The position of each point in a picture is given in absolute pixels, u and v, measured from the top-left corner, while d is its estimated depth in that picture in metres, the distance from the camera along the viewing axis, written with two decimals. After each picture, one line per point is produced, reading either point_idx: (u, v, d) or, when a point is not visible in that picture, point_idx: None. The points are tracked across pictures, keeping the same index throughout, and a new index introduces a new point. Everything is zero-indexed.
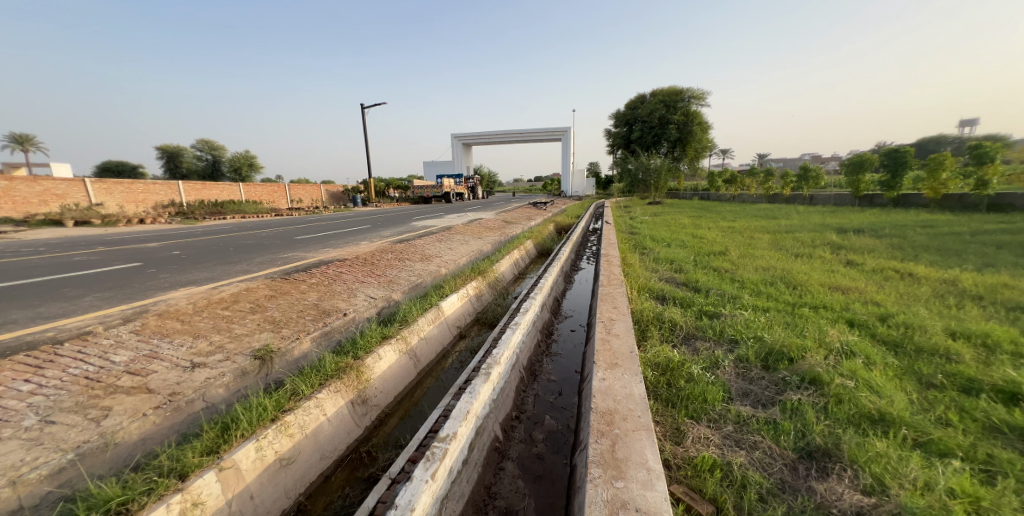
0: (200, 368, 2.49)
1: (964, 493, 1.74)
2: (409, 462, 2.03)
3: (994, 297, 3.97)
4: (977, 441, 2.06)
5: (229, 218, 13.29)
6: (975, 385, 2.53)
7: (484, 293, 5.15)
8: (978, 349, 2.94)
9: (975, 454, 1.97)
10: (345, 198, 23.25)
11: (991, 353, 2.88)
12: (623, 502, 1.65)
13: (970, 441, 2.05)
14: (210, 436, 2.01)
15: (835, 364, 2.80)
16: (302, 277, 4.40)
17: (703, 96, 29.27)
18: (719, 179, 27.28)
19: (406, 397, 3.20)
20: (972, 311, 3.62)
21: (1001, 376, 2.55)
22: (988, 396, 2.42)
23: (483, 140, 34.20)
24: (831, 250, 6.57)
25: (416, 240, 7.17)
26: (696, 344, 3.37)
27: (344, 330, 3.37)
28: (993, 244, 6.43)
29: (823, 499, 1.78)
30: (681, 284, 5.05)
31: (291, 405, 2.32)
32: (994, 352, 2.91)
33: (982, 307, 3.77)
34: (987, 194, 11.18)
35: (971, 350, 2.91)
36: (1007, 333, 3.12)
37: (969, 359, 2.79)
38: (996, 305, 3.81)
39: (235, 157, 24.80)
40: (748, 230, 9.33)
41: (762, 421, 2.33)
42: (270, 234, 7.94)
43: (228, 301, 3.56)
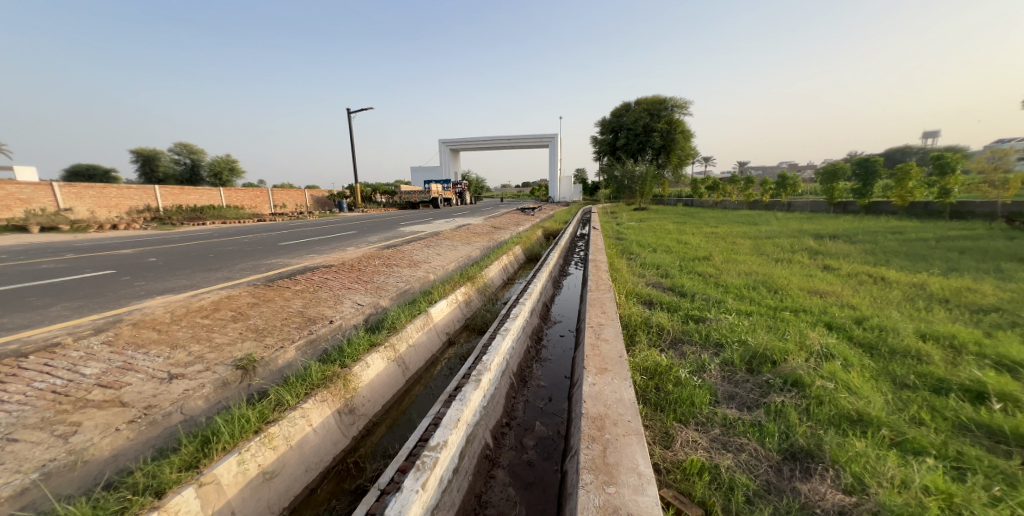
0: (177, 380, 2.39)
1: (938, 491, 1.79)
2: (399, 472, 1.99)
3: (959, 300, 4.14)
4: (948, 439, 2.13)
5: (208, 224, 12.94)
6: (944, 385, 2.62)
7: (473, 299, 5.12)
8: (947, 351, 3.04)
9: (946, 452, 2.03)
10: (331, 203, 22.91)
11: (959, 354, 2.99)
12: (615, 507, 1.64)
13: (942, 440, 2.12)
14: (190, 449, 1.93)
15: (816, 366, 2.86)
16: (287, 284, 4.31)
17: (685, 105, 29.87)
18: (702, 186, 27.85)
19: (394, 404, 3.14)
20: (940, 314, 3.77)
21: (969, 376, 2.63)
22: (958, 396, 2.50)
23: (469, 146, 34.26)
24: (809, 255, 6.75)
25: (404, 246, 7.09)
26: (683, 348, 3.40)
27: (330, 338, 3.30)
28: (958, 250, 6.70)
29: (807, 500, 1.80)
30: (667, 289, 5.12)
31: (275, 416, 2.24)
32: (961, 353, 3.03)
33: (948, 310, 3.92)
34: (950, 202, 11.67)
35: (940, 351, 3.02)
36: (973, 335, 3.24)
37: (939, 360, 2.89)
38: (962, 307, 3.97)
39: (215, 161, 24.20)
40: (731, 236, 9.55)
41: (748, 424, 2.36)
42: (253, 240, 7.76)
43: (208, 310, 3.44)
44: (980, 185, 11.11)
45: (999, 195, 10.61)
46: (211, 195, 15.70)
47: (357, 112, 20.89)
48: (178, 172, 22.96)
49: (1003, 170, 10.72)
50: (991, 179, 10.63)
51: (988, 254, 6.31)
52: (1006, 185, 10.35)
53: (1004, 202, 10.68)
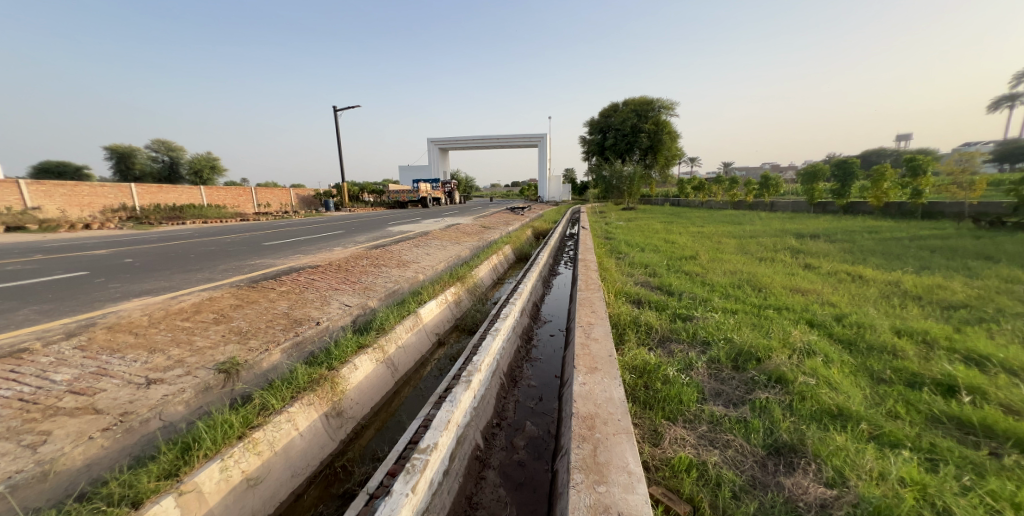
0: (156, 385, 2.30)
1: (913, 482, 1.83)
2: (389, 476, 1.96)
3: (931, 297, 4.27)
4: (922, 431, 2.18)
5: (188, 224, 12.61)
6: (919, 379, 2.69)
7: (463, 299, 5.08)
8: (921, 346, 3.13)
9: (921, 444, 2.08)
10: (318, 202, 22.53)
11: (932, 349, 3.08)
12: (606, 507, 1.64)
13: (917, 432, 2.17)
14: (169, 457, 1.86)
15: (798, 362, 2.91)
16: (271, 285, 4.21)
17: (672, 106, 30.22)
18: (688, 186, 28.24)
19: (383, 406, 3.10)
20: (913, 310, 3.88)
21: (941, 370, 2.71)
22: (931, 389, 2.58)
23: (458, 145, 34.10)
24: (791, 254, 6.89)
25: (392, 246, 7.01)
26: (671, 346, 3.43)
27: (317, 340, 3.23)
28: (929, 248, 6.93)
29: (790, 494, 1.83)
30: (655, 288, 5.16)
31: (260, 420, 2.19)
32: (934, 347, 3.12)
33: (921, 307, 4.04)
34: (921, 203, 12.06)
35: (914, 346, 3.11)
36: (944, 330, 3.34)
37: (913, 355, 2.98)
38: (934, 304, 4.09)
39: (194, 158, 23.67)
40: (716, 235, 9.69)
41: (733, 420, 2.38)
42: (236, 240, 7.56)
43: (189, 312, 3.34)
44: (949, 186, 11.51)
45: (966, 196, 11.03)
46: (190, 194, 15.29)
47: (342, 110, 20.59)
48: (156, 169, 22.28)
49: (971, 171, 11.13)
50: (960, 181, 11.04)
51: (957, 253, 6.53)
52: (973, 186, 10.75)
53: (972, 203, 11.09)
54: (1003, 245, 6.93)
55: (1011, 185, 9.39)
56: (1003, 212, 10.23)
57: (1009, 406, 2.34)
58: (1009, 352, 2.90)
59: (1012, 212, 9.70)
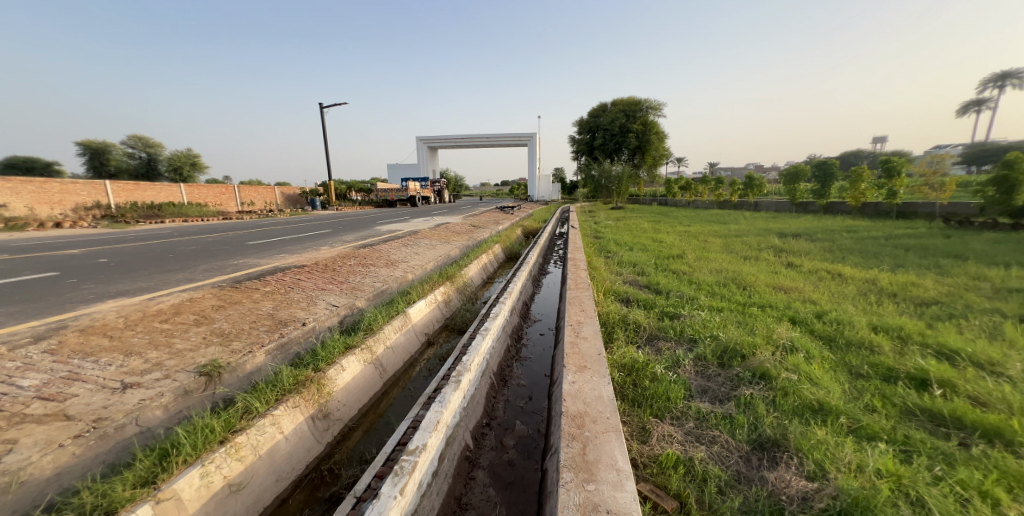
0: (132, 389, 2.22)
1: (889, 473, 1.88)
2: (376, 479, 1.93)
3: (905, 294, 4.40)
4: (898, 424, 2.24)
5: (167, 222, 12.27)
6: (894, 373, 2.77)
7: (452, 299, 5.04)
8: (896, 341, 3.22)
9: (896, 436, 2.14)
10: (303, 201, 22.17)
11: (906, 344, 3.17)
12: (594, 505, 1.63)
13: (892, 425, 2.23)
14: (147, 464, 1.81)
15: (781, 359, 2.96)
16: (255, 285, 4.11)
17: (659, 106, 30.56)
18: (674, 186, 28.60)
19: (371, 408, 3.06)
20: (889, 307, 3.99)
21: (914, 364, 2.79)
22: (906, 383, 2.65)
23: (447, 143, 33.91)
24: (774, 253, 7.04)
25: (380, 245, 6.93)
26: (659, 344, 3.46)
27: (302, 341, 3.16)
28: (903, 247, 7.16)
29: (773, 487, 1.86)
30: (643, 286, 5.21)
31: (242, 424, 2.13)
32: (908, 342, 3.21)
33: (896, 304, 4.16)
34: (896, 203, 12.46)
35: (890, 341, 3.20)
36: (918, 326, 3.44)
37: (889, 351, 3.06)
38: (907, 300, 4.22)
39: (173, 155, 23.06)
40: (702, 235, 9.85)
41: (719, 416, 2.41)
42: (217, 240, 7.38)
43: (168, 313, 3.24)
44: (922, 187, 11.91)
45: (938, 196, 11.43)
46: (169, 192, 14.88)
47: (328, 107, 20.29)
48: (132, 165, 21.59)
49: (941, 173, 11.55)
50: (931, 182, 11.44)
51: (929, 251, 6.76)
52: (943, 187, 11.15)
53: (942, 203, 11.49)
54: (972, 244, 7.19)
55: (979, 186, 9.76)
56: (971, 212, 10.62)
57: (977, 398, 2.43)
58: (978, 347, 3.00)
59: (979, 212, 10.09)
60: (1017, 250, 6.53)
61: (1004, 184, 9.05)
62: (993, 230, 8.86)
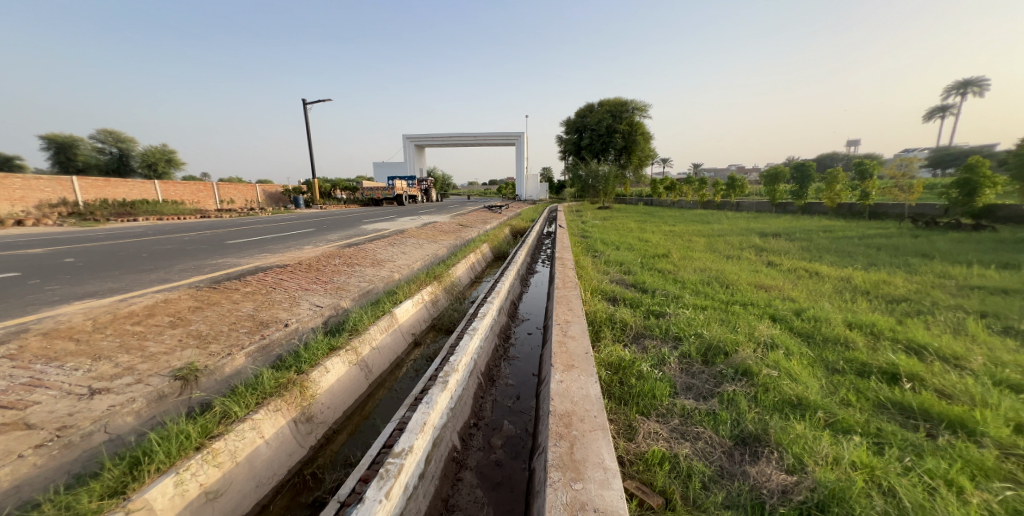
0: (100, 395, 2.13)
1: (863, 465, 1.92)
2: (361, 483, 1.89)
3: (877, 292, 4.54)
4: (871, 417, 2.31)
5: (140, 221, 11.84)
6: (867, 368, 2.85)
7: (439, 298, 4.99)
8: (870, 337, 3.32)
9: (869, 429, 2.20)
10: (286, 199, 21.71)
11: (878, 340, 3.27)
12: (582, 504, 1.63)
13: (866, 418, 2.29)
14: (115, 473, 1.73)
15: (762, 355, 3.01)
16: (235, 285, 4.00)
17: (644, 108, 30.90)
18: (660, 186, 28.97)
19: (357, 410, 3.00)
20: (863, 304, 4.11)
21: (886, 359, 2.88)
22: (879, 377, 2.73)
23: (434, 142, 33.66)
24: (755, 252, 7.18)
25: (365, 245, 6.82)
26: (645, 342, 3.49)
27: (285, 343, 3.08)
28: (876, 246, 7.39)
29: (755, 482, 1.89)
30: (629, 285, 5.25)
31: (220, 429, 2.06)
32: (880, 337, 3.31)
33: (869, 301, 4.29)
34: (868, 204, 12.88)
35: (863, 337, 3.30)
36: (889, 322, 3.55)
37: (863, 346, 3.15)
38: (879, 298, 4.35)
39: (148, 150, 22.30)
40: (686, 234, 10.00)
41: (703, 413, 2.44)
42: (195, 239, 7.16)
43: (140, 315, 3.12)
44: (893, 189, 12.35)
45: (906, 198, 11.88)
46: (143, 188, 14.40)
47: (311, 104, 19.89)
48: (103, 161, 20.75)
49: (910, 176, 12.00)
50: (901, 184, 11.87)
51: (900, 250, 6.99)
52: (912, 189, 11.58)
53: (910, 204, 11.94)
54: (938, 243, 7.48)
55: (944, 188, 10.16)
56: (937, 213, 11.06)
57: (944, 391, 2.51)
58: (944, 341, 3.12)
59: (944, 213, 10.53)
60: (979, 248, 6.82)
61: (966, 187, 9.46)
62: (956, 230, 9.25)
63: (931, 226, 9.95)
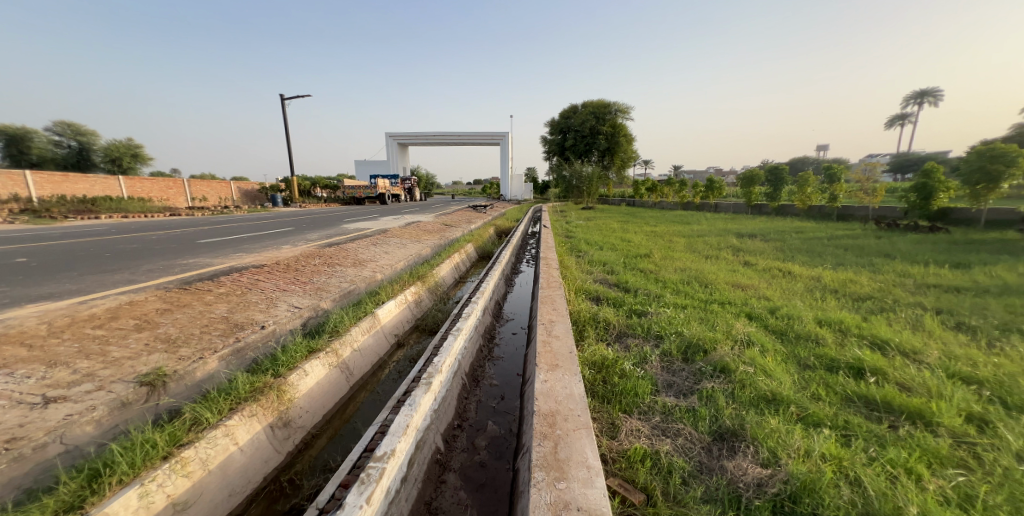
0: (56, 404, 2.00)
1: (832, 456, 1.98)
2: (341, 488, 1.83)
3: (845, 290, 4.71)
4: (840, 410, 2.38)
5: (103, 218, 11.30)
6: (836, 363, 2.94)
7: (423, 299, 4.92)
8: (839, 334, 3.43)
9: (838, 421, 2.27)
10: (263, 197, 21.10)
11: (846, 336, 3.39)
12: (565, 503, 1.62)
13: (835, 412, 2.36)
14: (72, 487, 1.63)
15: (740, 352, 3.08)
16: (208, 286, 3.84)
17: (627, 110, 31.31)
18: (642, 187, 29.39)
19: (337, 413, 2.92)
20: (832, 302, 4.26)
21: (853, 354, 2.98)
22: (848, 372, 2.82)
23: (417, 141, 33.31)
24: (732, 252, 7.36)
25: (346, 244, 6.68)
26: (628, 341, 3.52)
27: (261, 345, 2.97)
28: (843, 246, 7.69)
29: (732, 476, 1.92)
30: (613, 284, 5.30)
31: (190, 437, 1.97)
32: (848, 334, 3.43)
33: (838, 298, 4.45)
34: (836, 207, 13.41)
35: (833, 334, 3.41)
36: (855, 319, 3.69)
37: (832, 342, 3.26)
38: (847, 296, 4.52)
39: (110, 145, 21.27)
40: (667, 234, 10.18)
41: (684, 410, 2.47)
42: (165, 238, 6.87)
43: (102, 319, 2.96)
44: (859, 192, 12.88)
45: (870, 201, 12.42)
46: (106, 184, 13.74)
47: (289, 99, 19.36)
48: (62, 154, 19.70)
49: (873, 180, 12.55)
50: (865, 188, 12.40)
51: (866, 250, 7.28)
52: (875, 193, 12.11)
53: (875, 207, 12.48)
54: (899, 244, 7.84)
55: (904, 192, 10.65)
56: (897, 215, 11.61)
57: (904, 384, 2.62)
58: (905, 337, 3.26)
59: (904, 215, 11.06)
60: (934, 249, 7.19)
61: (923, 191, 9.96)
62: (914, 231, 9.74)
63: (891, 226, 10.45)
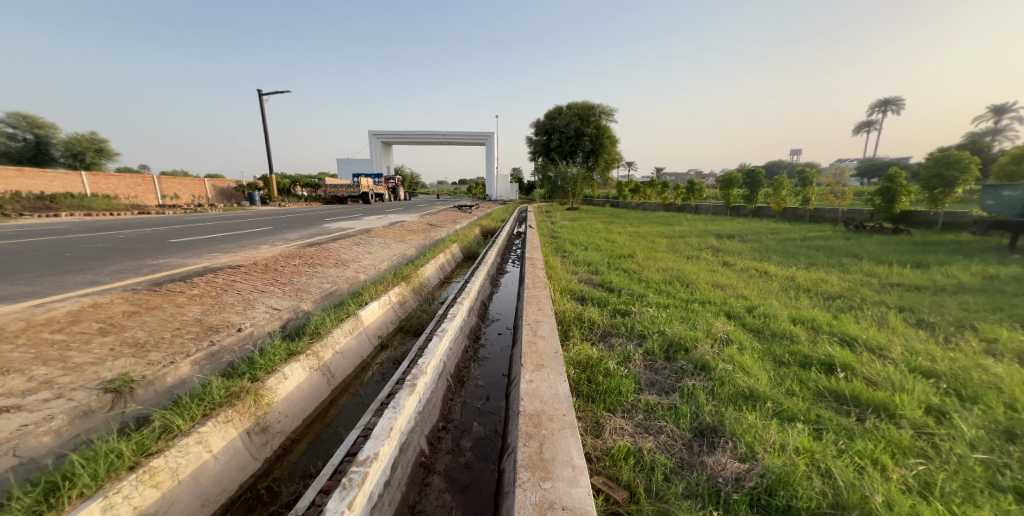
0: (9, 414, 1.87)
1: (805, 450, 2.03)
2: (321, 494, 1.78)
3: (817, 289, 4.86)
4: (812, 405, 2.45)
5: (63, 217, 10.76)
6: (810, 360, 3.02)
7: (407, 299, 4.85)
8: (811, 331, 3.53)
9: (810, 416, 2.33)
10: (239, 195, 20.48)
11: (818, 333, 3.49)
12: (551, 503, 1.61)
13: (808, 406, 2.42)
14: (26, 501, 1.53)
15: (719, 350, 3.13)
16: (180, 288, 3.69)
17: (610, 112, 31.66)
18: (625, 189, 29.76)
19: (318, 417, 2.85)
20: (805, 301, 4.39)
21: (824, 351, 3.07)
22: (820, 368, 2.90)
23: (401, 140, 32.94)
24: (712, 253, 7.52)
25: (328, 244, 6.53)
26: (612, 340, 3.54)
27: (237, 349, 2.87)
28: (815, 247, 7.95)
29: (712, 471, 1.95)
30: (597, 284, 5.34)
31: (159, 446, 1.88)
32: (820, 331, 3.53)
33: (810, 297, 4.59)
34: (808, 209, 13.86)
35: (806, 331, 3.51)
36: (827, 317, 3.81)
37: (806, 340, 3.35)
38: (819, 295, 4.66)
39: (72, 139, 20.30)
40: (650, 235, 10.33)
41: (666, 407, 2.49)
42: (132, 237, 6.58)
43: (62, 323, 2.80)
44: (829, 195, 13.34)
45: (840, 203, 12.88)
46: (66, 180, 13.09)
47: (267, 95, 18.82)
48: (18, 148, 18.68)
49: (843, 184, 13.01)
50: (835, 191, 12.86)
51: (836, 251, 7.54)
52: (843, 196, 12.58)
53: (844, 209, 12.95)
54: (868, 245, 8.15)
55: (869, 196, 11.08)
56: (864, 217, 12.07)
57: (871, 379, 2.71)
58: (871, 333, 3.38)
59: (871, 217, 11.50)
60: (897, 250, 7.51)
61: (886, 194, 10.38)
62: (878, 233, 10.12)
63: (858, 228, 10.85)
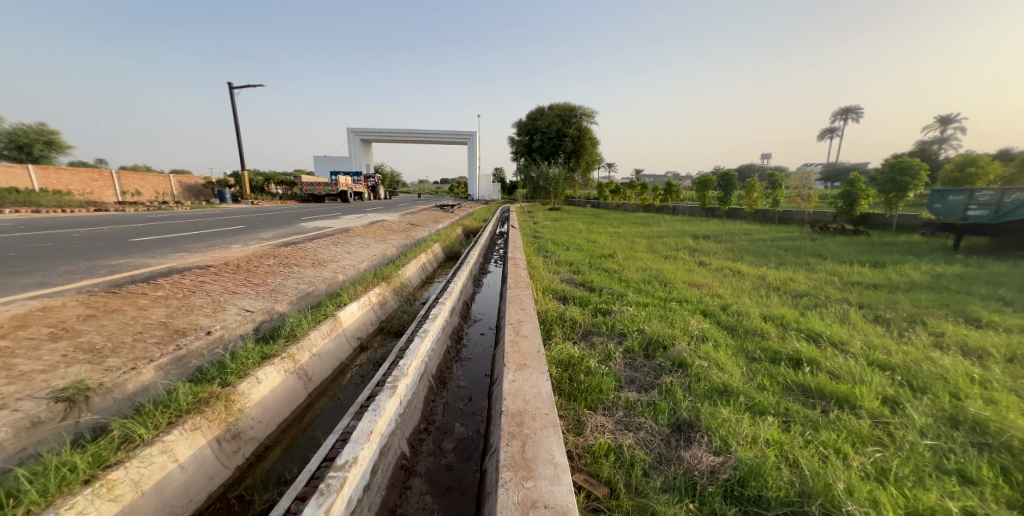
0: None
1: (774, 441, 2.08)
2: (297, 501, 1.71)
3: (786, 287, 5.03)
4: (781, 398, 2.52)
5: (10, 214, 10.06)
6: (780, 355, 3.11)
7: (388, 300, 4.75)
8: (781, 328, 3.65)
9: (779, 409, 2.40)
10: (208, 193, 19.66)
11: (787, 330, 3.61)
12: (532, 502, 1.59)
13: (777, 400, 2.49)
14: None
15: (696, 348, 3.19)
16: (142, 290, 3.49)
17: (591, 113, 31.97)
18: (605, 189, 30.17)
19: (293, 422, 2.74)
20: (775, 299, 4.54)
21: (793, 347, 3.17)
22: (790, 363, 2.99)
23: (381, 138, 32.38)
24: (689, 252, 7.69)
25: (304, 244, 6.32)
26: (592, 339, 3.57)
27: (206, 353, 2.73)
28: (785, 247, 8.26)
29: (688, 465, 1.98)
30: (578, 284, 5.37)
31: (118, 457, 1.77)
32: (790, 328, 3.65)
33: (780, 295, 4.74)
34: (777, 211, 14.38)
35: (776, 328, 3.62)
36: (794, 313, 3.94)
37: (776, 336, 3.45)
38: (788, 293, 4.83)
39: (17, 130, 18.96)
40: (629, 235, 10.50)
41: (645, 404, 2.51)
42: (88, 236, 6.20)
43: (8, 329, 2.59)
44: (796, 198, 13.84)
45: (806, 205, 13.40)
46: (11, 174, 12.25)
47: (237, 88, 18.00)
48: None
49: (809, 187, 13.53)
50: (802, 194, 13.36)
51: (804, 251, 7.84)
52: (809, 198, 13.12)
53: (810, 211, 13.48)
54: (834, 245, 8.49)
55: (833, 199, 11.57)
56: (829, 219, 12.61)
57: (835, 372, 2.81)
58: (834, 329, 3.52)
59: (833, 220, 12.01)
60: (858, 250, 7.87)
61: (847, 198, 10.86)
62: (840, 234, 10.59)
63: (822, 231, 11.31)
